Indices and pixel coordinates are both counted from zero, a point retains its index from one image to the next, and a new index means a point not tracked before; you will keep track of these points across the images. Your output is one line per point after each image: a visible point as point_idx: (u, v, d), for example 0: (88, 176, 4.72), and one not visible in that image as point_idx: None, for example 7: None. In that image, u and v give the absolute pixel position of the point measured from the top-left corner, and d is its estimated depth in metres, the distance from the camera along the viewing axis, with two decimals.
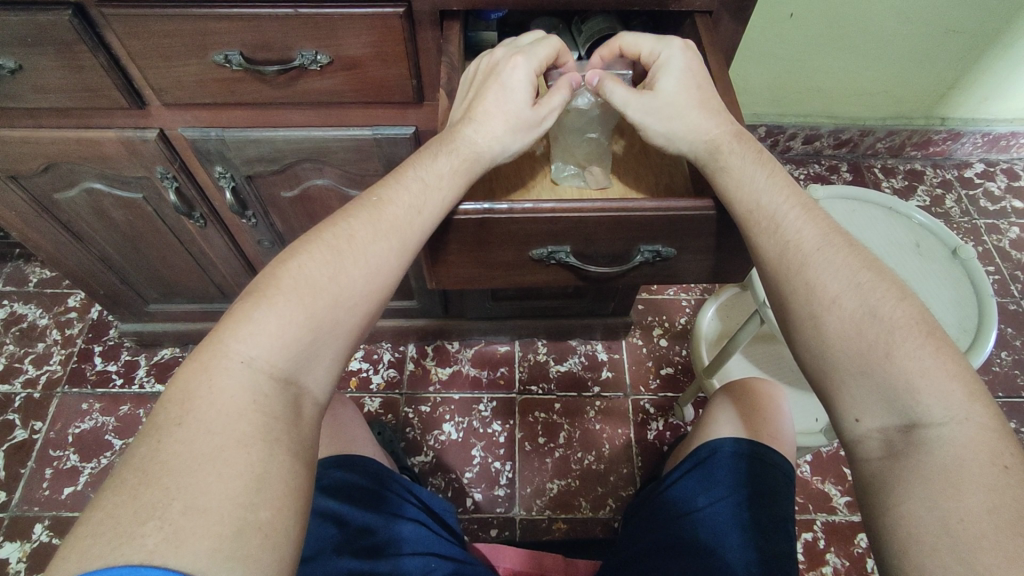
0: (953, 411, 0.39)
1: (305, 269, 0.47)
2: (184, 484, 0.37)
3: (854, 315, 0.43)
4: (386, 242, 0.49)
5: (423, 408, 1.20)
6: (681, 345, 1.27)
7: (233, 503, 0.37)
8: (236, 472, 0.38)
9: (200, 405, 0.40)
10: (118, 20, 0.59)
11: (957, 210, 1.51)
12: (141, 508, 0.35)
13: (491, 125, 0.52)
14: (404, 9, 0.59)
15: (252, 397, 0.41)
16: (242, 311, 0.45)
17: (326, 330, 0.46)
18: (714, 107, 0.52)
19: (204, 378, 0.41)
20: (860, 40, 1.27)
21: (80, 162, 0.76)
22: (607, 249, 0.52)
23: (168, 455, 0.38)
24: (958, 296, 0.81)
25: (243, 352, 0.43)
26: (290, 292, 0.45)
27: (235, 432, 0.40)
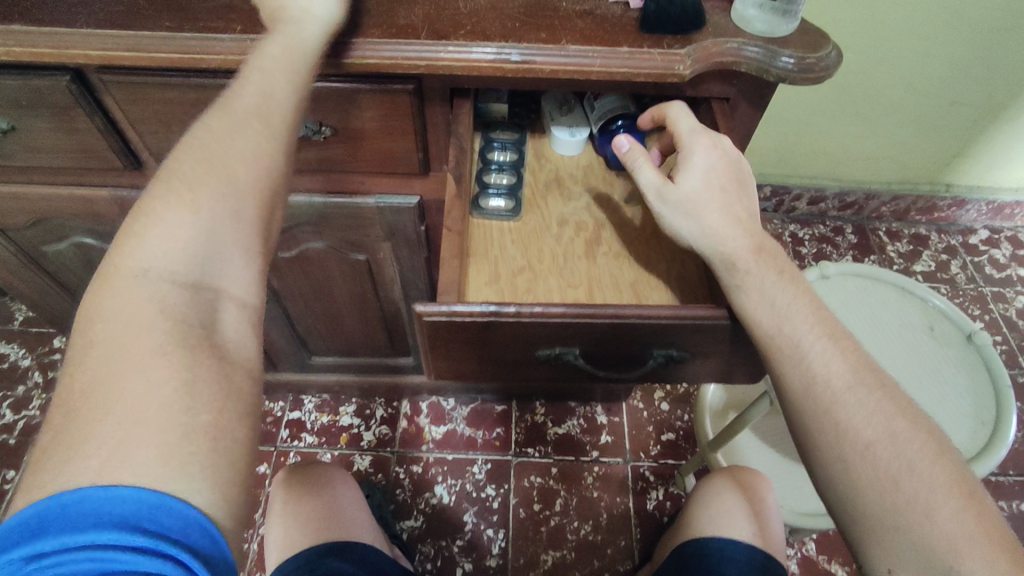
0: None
1: (180, 170, 0.40)
2: (110, 407, 0.33)
3: (889, 464, 0.41)
4: (251, 130, 0.42)
5: (414, 468, 1.15)
6: (682, 410, 1.23)
7: (165, 416, 0.33)
8: (158, 378, 0.34)
9: (102, 327, 0.36)
10: (119, 86, 0.57)
11: (963, 276, 1.50)
12: (65, 444, 0.32)
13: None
14: (413, 86, 0.57)
15: (156, 309, 0.36)
16: (127, 229, 0.39)
17: (223, 218, 0.39)
18: (739, 211, 0.48)
19: (102, 299, 0.36)
20: (866, 106, 1.27)
21: (73, 218, 0.74)
22: (618, 351, 0.49)
23: (83, 380, 0.34)
24: (974, 385, 0.78)
25: (149, 264, 0.37)
26: (168, 196, 0.39)
27: (147, 347, 0.35)
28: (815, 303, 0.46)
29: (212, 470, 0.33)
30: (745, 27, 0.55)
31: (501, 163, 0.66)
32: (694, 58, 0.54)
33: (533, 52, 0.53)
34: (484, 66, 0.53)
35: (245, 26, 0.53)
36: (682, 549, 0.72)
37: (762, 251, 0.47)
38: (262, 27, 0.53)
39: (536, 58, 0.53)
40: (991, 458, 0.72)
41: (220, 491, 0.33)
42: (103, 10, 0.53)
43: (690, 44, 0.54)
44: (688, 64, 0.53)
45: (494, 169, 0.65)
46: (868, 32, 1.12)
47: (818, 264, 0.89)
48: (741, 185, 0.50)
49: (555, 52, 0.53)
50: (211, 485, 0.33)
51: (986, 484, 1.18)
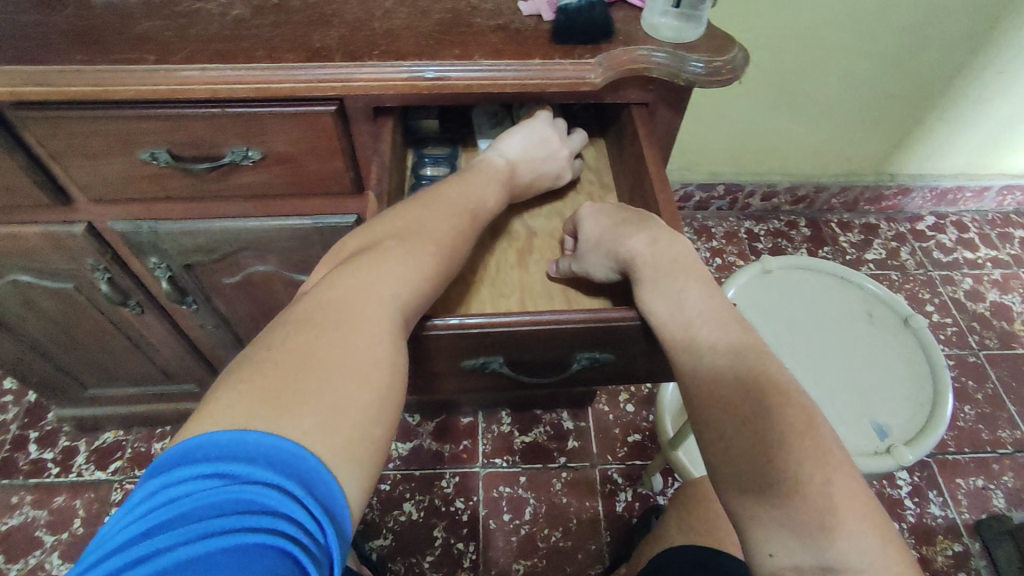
0: (863, 553, 0.37)
1: (442, 236, 0.49)
2: (330, 386, 0.37)
3: (764, 437, 0.40)
4: (471, 235, 0.52)
5: (382, 487, 1.15)
6: (647, 411, 1.24)
7: (364, 416, 0.37)
8: (365, 382, 0.39)
9: (326, 310, 0.41)
10: (37, 123, 0.56)
11: (912, 262, 1.54)
12: (291, 389, 0.36)
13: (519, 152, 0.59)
14: (335, 107, 0.58)
15: (388, 324, 0.42)
16: (385, 249, 0.46)
17: (429, 292, 0.47)
18: (633, 222, 0.51)
19: (359, 292, 0.42)
20: (805, 103, 1.31)
21: (4, 256, 0.72)
22: (541, 358, 0.50)
23: (322, 350, 0.38)
24: (912, 367, 0.81)
25: (381, 287, 0.44)
26: (412, 248, 0.47)
27: (374, 347, 0.40)
28: (723, 298, 0.47)
29: (365, 476, 0.36)
30: (653, 33, 0.56)
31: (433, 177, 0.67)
32: (605, 67, 0.55)
33: (448, 67, 0.54)
34: (400, 85, 0.53)
35: (159, 56, 0.53)
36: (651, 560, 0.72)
37: (658, 249, 0.48)
38: (177, 55, 0.53)
39: (450, 74, 0.54)
40: (930, 437, 0.74)
41: (360, 495, 0.36)
42: (12, 47, 0.53)
43: (600, 54, 0.55)
44: (599, 72, 0.55)
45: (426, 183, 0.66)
46: (798, 32, 1.16)
47: (760, 259, 0.91)
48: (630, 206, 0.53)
49: (470, 68, 0.54)
50: (359, 483, 0.36)
51: (943, 463, 1.21)
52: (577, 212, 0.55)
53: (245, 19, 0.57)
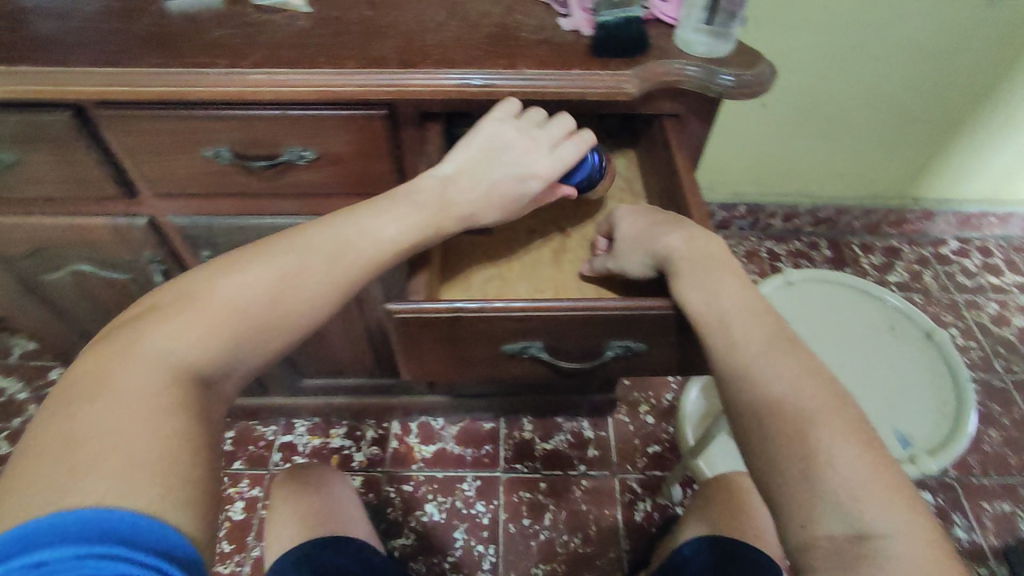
0: (896, 524, 0.39)
1: (242, 283, 0.46)
2: (94, 461, 0.36)
3: (798, 418, 0.43)
4: (320, 262, 0.49)
5: (405, 488, 1.17)
6: (667, 423, 1.25)
7: (148, 477, 0.36)
8: (164, 443, 0.38)
9: (89, 385, 0.39)
10: (116, 120, 0.62)
11: (936, 285, 1.54)
12: (67, 469, 0.35)
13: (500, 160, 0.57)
14: (386, 112, 0.62)
15: (164, 385, 0.40)
16: (166, 310, 0.44)
17: (253, 333, 0.46)
18: (669, 221, 0.55)
19: (123, 363, 0.40)
20: (828, 125, 1.34)
21: (71, 246, 0.78)
22: (578, 344, 0.53)
23: (73, 430, 0.37)
24: (935, 381, 0.82)
25: (154, 350, 0.42)
26: (224, 293, 0.45)
27: (149, 413, 0.39)
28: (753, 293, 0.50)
29: (185, 524, 0.37)
30: (686, 48, 0.60)
31: None
32: (640, 78, 0.59)
33: (494, 76, 0.58)
34: (450, 90, 0.58)
35: (231, 61, 0.58)
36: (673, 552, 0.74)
37: (695, 246, 0.51)
38: (247, 61, 0.58)
39: (496, 82, 0.58)
40: (954, 449, 0.75)
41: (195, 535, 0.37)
42: (100, 50, 0.58)
43: (636, 66, 0.59)
44: (634, 83, 0.58)
45: None
46: (822, 55, 1.20)
47: (783, 272, 0.93)
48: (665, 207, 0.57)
49: (515, 78, 0.58)
50: (186, 528, 0.37)
51: (968, 486, 1.20)
52: (614, 213, 0.59)
53: (308, 30, 0.62)
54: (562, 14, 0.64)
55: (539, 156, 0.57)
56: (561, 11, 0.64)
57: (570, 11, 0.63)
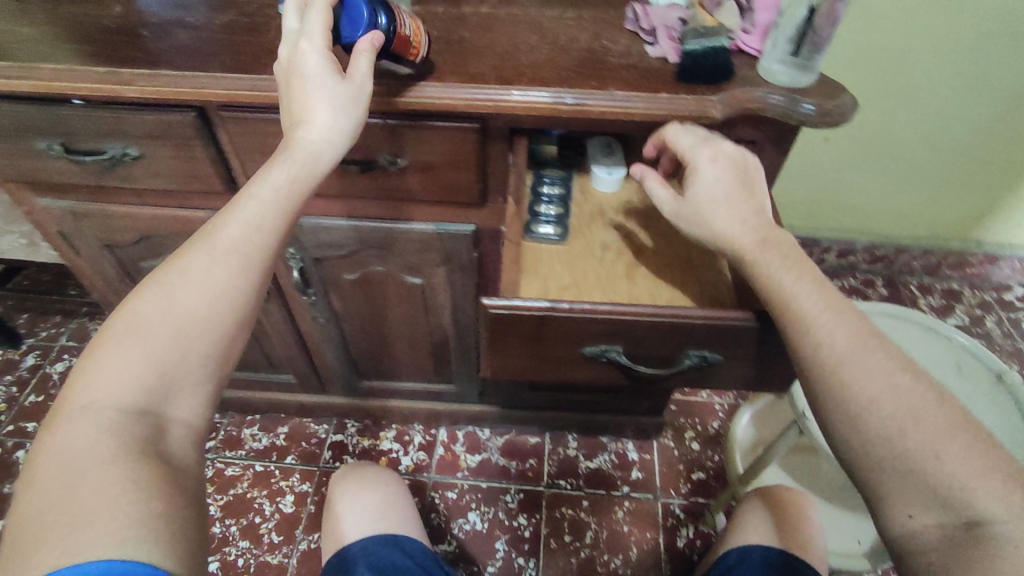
0: (1008, 511, 0.40)
1: (138, 305, 0.44)
2: (56, 521, 0.37)
3: (895, 412, 0.44)
4: (217, 264, 0.46)
5: (449, 494, 1.19)
6: (713, 450, 1.24)
7: (111, 517, 0.37)
8: (101, 501, 0.38)
9: (36, 463, 0.40)
10: (233, 121, 0.68)
11: (998, 331, 1.50)
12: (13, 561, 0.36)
13: (308, 52, 0.53)
14: (479, 125, 0.66)
15: (103, 433, 0.41)
16: (82, 364, 0.43)
17: (172, 355, 0.44)
18: (746, 210, 0.55)
19: (56, 430, 0.41)
20: (891, 162, 1.34)
21: (171, 236, 0.84)
22: (656, 351, 0.55)
23: (29, 504, 0.38)
24: (1005, 422, 0.81)
25: (85, 401, 0.42)
26: (128, 331, 0.43)
27: (95, 461, 0.39)
28: None
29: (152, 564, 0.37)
30: (768, 78, 0.63)
31: (550, 196, 0.74)
32: (724, 104, 0.62)
33: (585, 96, 0.62)
34: (542, 107, 0.62)
35: None
36: (719, 559, 0.75)
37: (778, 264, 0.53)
38: None
39: (587, 102, 0.61)
40: None
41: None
42: (229, 59, 0.64)
43: (720, 92, 0.62)
44: (718, 108, 0.61)
45: (544, 202, 0.73)
46: (889, 92, 1.21)
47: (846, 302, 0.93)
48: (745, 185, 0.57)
49: (603, 97, 0.61)
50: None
51: None
52: (698, 157, 0.57)
53: None
54: (648, 42, 0.68)
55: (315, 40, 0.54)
56: (648, 38, 0.68)
57: (657, 39, 0.66)
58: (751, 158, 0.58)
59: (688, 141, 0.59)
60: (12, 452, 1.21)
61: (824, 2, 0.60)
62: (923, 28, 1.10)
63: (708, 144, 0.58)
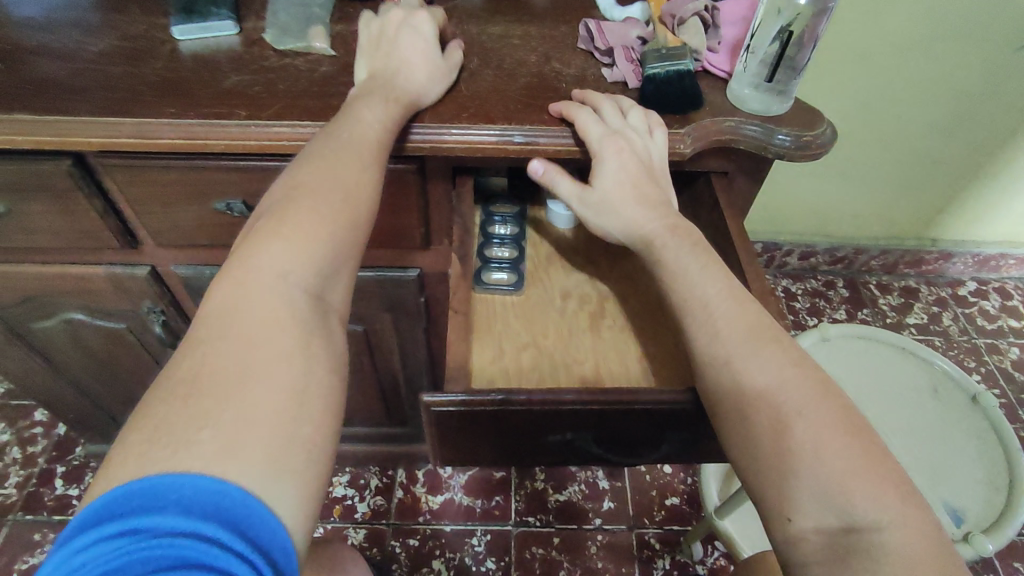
0: (889, 518, 0.35)
1: (316, 187, 0.44)
2: (233, 394, 0.34)
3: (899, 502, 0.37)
4: (365, 167, 0.47)
5: (411, 542, 1.11)
6: (686, 473, 1.20)
7: (278, 413, 0.35)
8: (282, 381, 0.36)
9: (221, 317, 0.37)
10: (119, 170, 0.57)
11: (955, 328, 1.51)
12: (197, 410, 0.33)
13: (422, 19, 0.56)
14: (415, 166, 0.58)
15: (287, 309, 0.39)
16: (264, 226, 0.42)
17: (343, 245, 0.43)
18: (651, 198, 0.51)
19: (241, 290, 0.38)
20: (852, 163, 1.31)
21: (64, 295, 0.72)
22: (630, 438, 0.48)
23: (214, 362, 0.35)
24: (983, 448, 0.77)
25: (265, 266, 0.40)
26: (311, 208, 0.43)
27: (276, 342, 0.37)
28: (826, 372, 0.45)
29: (299, 480, 0.34)
30: (740, 105, 0.56)
31: (503, 237, 0.65)
32: (693, 137, 0.55)
33: (536, 133, 0.54)
34: (488, 148, 0.54)
35: (250, 111, 0.53)
36: None
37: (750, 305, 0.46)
38: (267, 110, 0.53)
39: (538, 139, 0.54)
40: (1007, 527, 0.70)
41: (302, 522, 0.33)
42: (105, 98, 0.53)
43: (688, 123, 0.55)
44: (687, 142, 0.54)
45: (496, 243, 0.65)
46: (849, 94, 1.17)
47: (819, 326, 0.89)
48: (654, 174, 0.52)
49: (558, 134, 0.54)
50: (292, 504, 0.33)
51: None
52: (601, 150, 0.51)
53: (333, 76, 0.57)
54: (605, 63, 0.60)
55: (425, 32, 0.56)
56: (604, 59, 0.60)
57: (615, 61, 0.59)
58: (661, 136, 0.53)
59: (597, 133, 0.52)
60: None
61: (798, 24, 0.55)
62: (884, 29, 1.06)
63: (619, 131, 0.52)
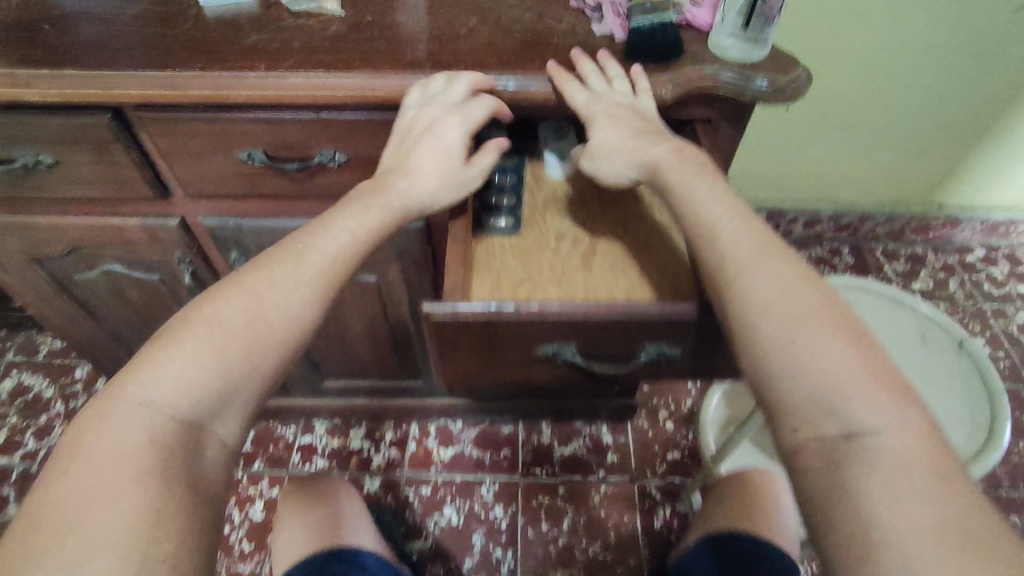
0: (859, 391, 0.42)
1: (222, 311, 0.47)
2: (77, 526, 0.38)
3: (853, 382, 0.42)
4: (284, 280, 0.50)
5: (423, 490, 1.17)
6: (687, 429, 1.24)
7: (127, 540, 0.38)
8: (129, 508, 0.39)
9: (94, 441, 0.41)
10: (153, 122, 0.63)
11: (960, 293, 1.52)
12: (42, 540, 0.37)
13: (449, 126, 0.55)
14: None
15: (148, 438, 0.42)
16: (155, 351, 0.45)
17: (238, 372, 0.46)
18: (645, 130, 0.56)
19: (102, 420, 0.42)
20: (855, 129, 1.33)
21: (103, 246, 0.79)
22: (612, 349, 0.54)
23: (60, 491, 0.39)
24: (967, 389, 0.81)
25: (145, 395, 0.43)
26: (207, 333, 0.46)
27: (132, 468, 0.40)
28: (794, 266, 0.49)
29: None
30: (721, 54, 0.60)
31: (502, 185, 0.70)
32: (674, 84, 0.59)
33: (528, 81, 0.58)
34: (485, 95, 0.58)
35: (268, 65, 0.59)
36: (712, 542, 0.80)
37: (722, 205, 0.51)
38: (284, 64, 0.59)
39: (530, 87, 0.58)
40: (987, 459, 0.74)
41: None
42: (141, 55, 0.59)
43: (669, 71, 0.59)
44: (668, 89, 0.59)
45: (495, 191, 0.70)
46: (851, 58, 1.18)
47: None
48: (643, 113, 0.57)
49: (548, 82, 0.58)
50: None
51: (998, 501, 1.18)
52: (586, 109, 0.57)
53: (343, 34, 0.63)
54: (595, 18, 0.64)
55: (452, 137, 0.56)
56: (593, 14, 0.64)
57: (604, 15, 0.63)
58: (646, 85, 0.59)
59: (582, 99, 0.57)
60: None
61: None
62: None
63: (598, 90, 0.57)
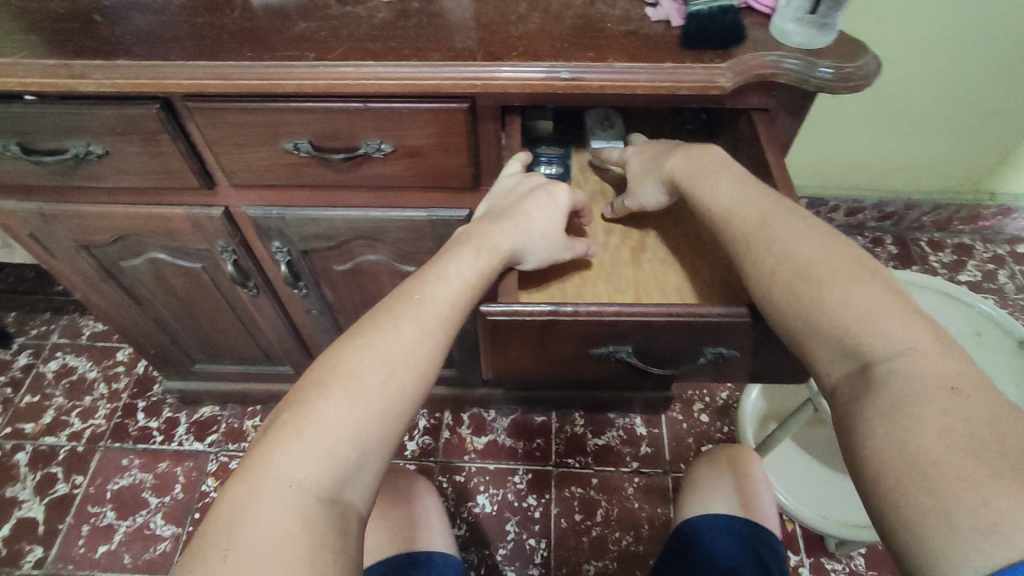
0: (825, 277, 0.46)
1: (358, 374, 0.45)
2: None
3: (822, 270, 0.47)
4: (412, 336, 0.49)
5: (457, 478, 1.18)
6: (722, 422, 1.23)
7: None
8: None
9: (240, 526, 0.39)
10: (201, 112, 0.62)
11: (1010, 286, 1.47)
12: None
13: (563, 189, 0.60)
14: (467, 105, 0.61)
15: (298, 520, 0.40)
16: (293, 421, 0.43)
17: (375, 440, 0.44)
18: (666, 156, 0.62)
19: (253, 502, 0.40)
20: (905, 115, 1.27)
21: (149, 234, 0.80)
22: (668, 349, 0.54)
23: None
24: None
25: (288, 471, 0.41)
26: (347, 400, 0.44)
27: (282, 555, 0.38)
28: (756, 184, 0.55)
29: None
30: (783, 40, 0.57)
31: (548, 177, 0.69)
32: (735, 71, 0.56)
33: (582, 69, 0.56)
34: (537, 84, 0.56)
35: (317, 54, 0.57)
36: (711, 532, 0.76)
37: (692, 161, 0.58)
38: (332, 54, 0.57)
39: (585, 75, 0.56)
40: None
41: None
42: (190, 44, 0.59)
43: (730, 58, 0.56)
44: (729, 76, 0.56)
45: None
46: (904, 41, 1.13)
47: None
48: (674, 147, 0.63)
49: (603, 70, 0.56)
50: None
51: None
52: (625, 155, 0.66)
53: (389, 21, 0.61)
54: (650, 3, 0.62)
55: (560, 204, 0.59)
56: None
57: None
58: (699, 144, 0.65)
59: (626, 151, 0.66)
60: (12, 455, 1.19)
61: None
62: None
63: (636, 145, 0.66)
